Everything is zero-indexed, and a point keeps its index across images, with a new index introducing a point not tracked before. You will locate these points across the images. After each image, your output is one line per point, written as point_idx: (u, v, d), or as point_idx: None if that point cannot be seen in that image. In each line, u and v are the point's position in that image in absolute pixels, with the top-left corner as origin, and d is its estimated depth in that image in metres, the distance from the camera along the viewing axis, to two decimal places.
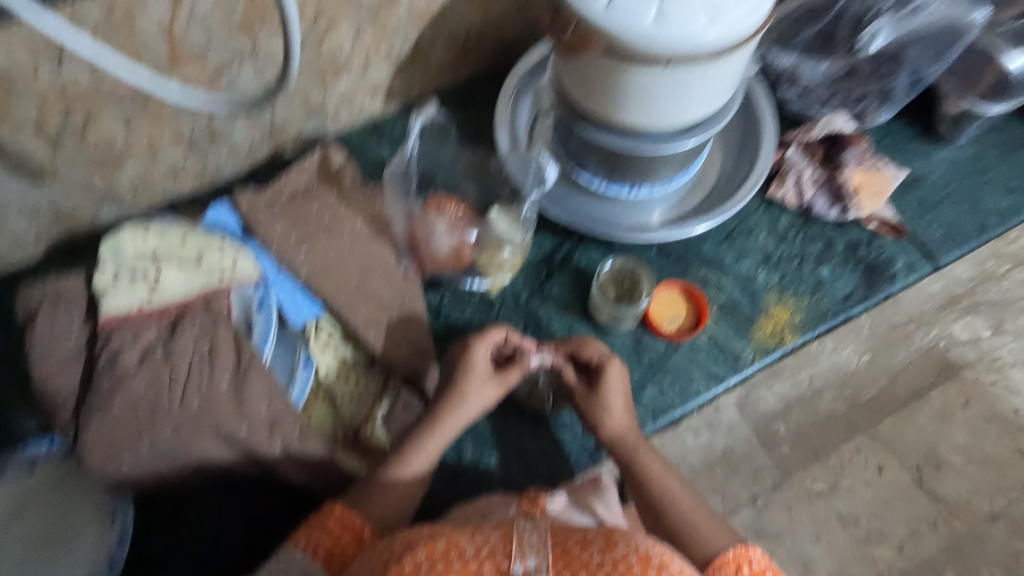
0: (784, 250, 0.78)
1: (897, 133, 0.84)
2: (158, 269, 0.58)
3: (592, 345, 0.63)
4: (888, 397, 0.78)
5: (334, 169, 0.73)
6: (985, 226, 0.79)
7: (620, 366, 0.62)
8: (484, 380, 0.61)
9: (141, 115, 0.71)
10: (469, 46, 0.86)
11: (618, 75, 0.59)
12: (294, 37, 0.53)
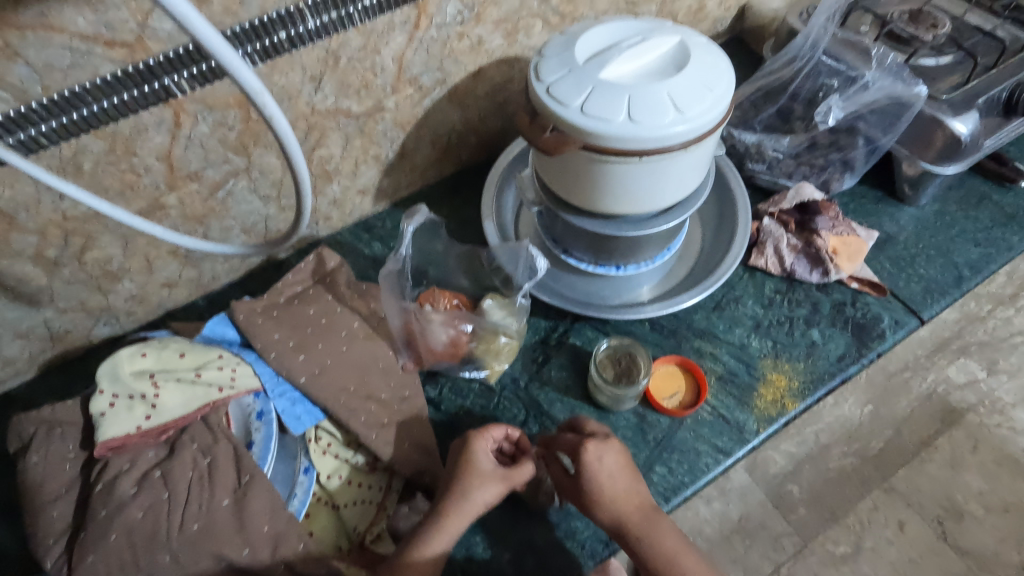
0: (773, 316, 0.80)
1: (863, 196, 0.89)
2: (156, 388, 0.57)
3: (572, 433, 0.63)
4: (894, 449, 0.82)
5: (329, 271, 0.75)
6: (962, 278, 0.82)
7: (607, 449, 0.61)
8: (487, 475, 0.60)
9: (139, 235, 0.73)
10: (452, 145, 0.91)
11: (598, 170, 0.63)
12: (305, 187, 0.59)
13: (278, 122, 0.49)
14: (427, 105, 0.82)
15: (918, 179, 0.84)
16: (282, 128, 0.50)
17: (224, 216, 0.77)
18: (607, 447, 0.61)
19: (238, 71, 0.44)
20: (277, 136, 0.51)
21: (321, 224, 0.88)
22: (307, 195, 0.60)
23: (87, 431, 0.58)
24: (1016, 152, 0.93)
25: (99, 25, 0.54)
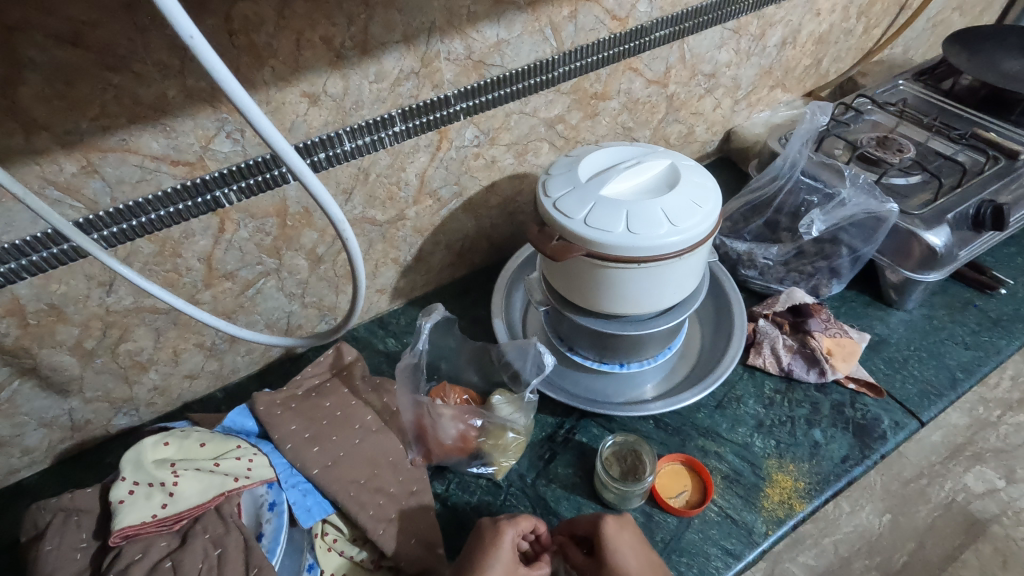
0: (774, 415, 0.81)
1: (852, 300, 0.94)
2: (175, 476, 0.58)
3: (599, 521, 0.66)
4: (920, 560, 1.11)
5: (346, 364, 0.79)
6: (956, 379, 0.84)
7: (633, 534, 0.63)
8: (510, 557, 0.60)
9: (172, 329, 0.78)
10: (465, 249, 0.98)
11: (600, 274, 0.69)
12: (359, 284, 0.65)
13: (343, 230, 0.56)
14: (445, 214, 0.91)
15: (902, 285, 0.90)
16: (350, 239, 0.58)
17: (252, 312, 0.83)
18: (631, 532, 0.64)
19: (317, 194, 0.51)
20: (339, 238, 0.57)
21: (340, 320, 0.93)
22: (358, 288, 0.66)
23: (102, 520, 0.59)
24: (993, 261, 1.00)
25: (168, 148, 0.63)
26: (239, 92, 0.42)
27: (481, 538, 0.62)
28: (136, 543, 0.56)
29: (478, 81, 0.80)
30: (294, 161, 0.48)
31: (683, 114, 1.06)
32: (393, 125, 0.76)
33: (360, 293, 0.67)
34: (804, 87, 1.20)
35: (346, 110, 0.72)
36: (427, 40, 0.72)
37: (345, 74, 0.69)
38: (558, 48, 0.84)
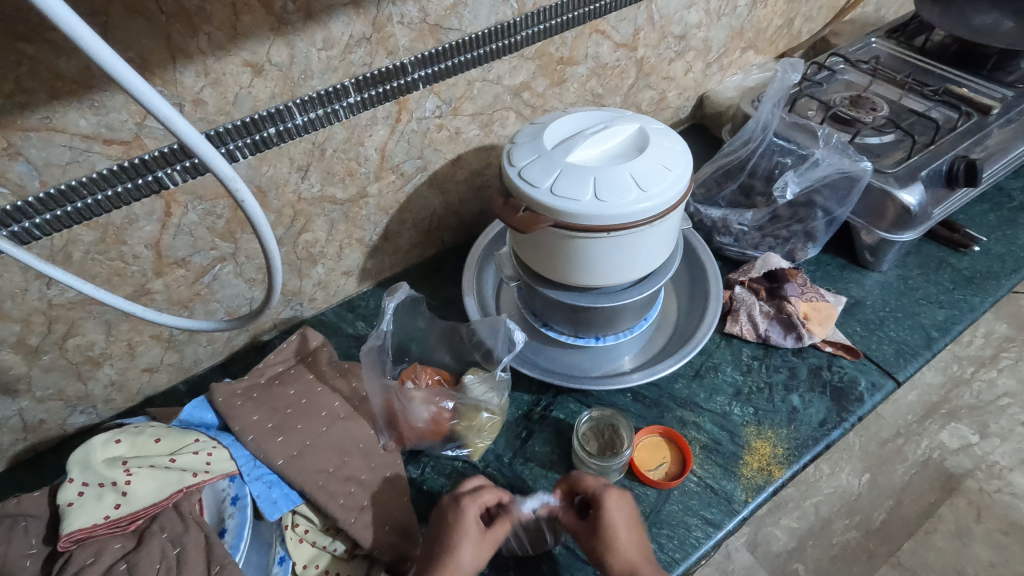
0: (752, 382, 0.81)
1: (828, 263, 0.93)
2: (128, 475, 0.55)
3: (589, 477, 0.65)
4: (901, 511, 1.26)
5: (311, 349, 0.76)
6: (931, 338, 0.83)
7: (618, 494, 0.63)
8: (474, 539, 0.60)
9: (124, 321, 0.74)
10: (434, 227, 0.95)
11: (569, 247, 0.66)
12: (276, 272, 0.59)
13: (250, 207, 0.50)
14: (410, 190, 0.87)
15: (877, 246, 0.89)
16: (254, 210, 0.51)
17: (209, 300, 0.79)
18: (621, 498, 0.63)
19: (216, 165, 0.45)
20: (252, 223, 0.52)
21: (306, 304, 0.90)
22: (278, 277, 0.60)
23: (51, 525, 0.55)
24: (967, 218, 0.99)
25: (99, 126, 0.59)
26: (117, 64, 0.37)
27: (444, 525, 0.61)
28: (87, 547, 0.53)
29: (436, 48, 0.76)
30: (197, 146, 0.44)
31: (653, 79, 1.02)
32: (347, 96, 0.72)
33: (280, 284, 0.61)
34: (776, 49, 1.17)
35: (293, 81, 0.67)
36: (377, 2, 0.68)
37: (289, 42, 0.65)
38: (519, 10, 0.80)
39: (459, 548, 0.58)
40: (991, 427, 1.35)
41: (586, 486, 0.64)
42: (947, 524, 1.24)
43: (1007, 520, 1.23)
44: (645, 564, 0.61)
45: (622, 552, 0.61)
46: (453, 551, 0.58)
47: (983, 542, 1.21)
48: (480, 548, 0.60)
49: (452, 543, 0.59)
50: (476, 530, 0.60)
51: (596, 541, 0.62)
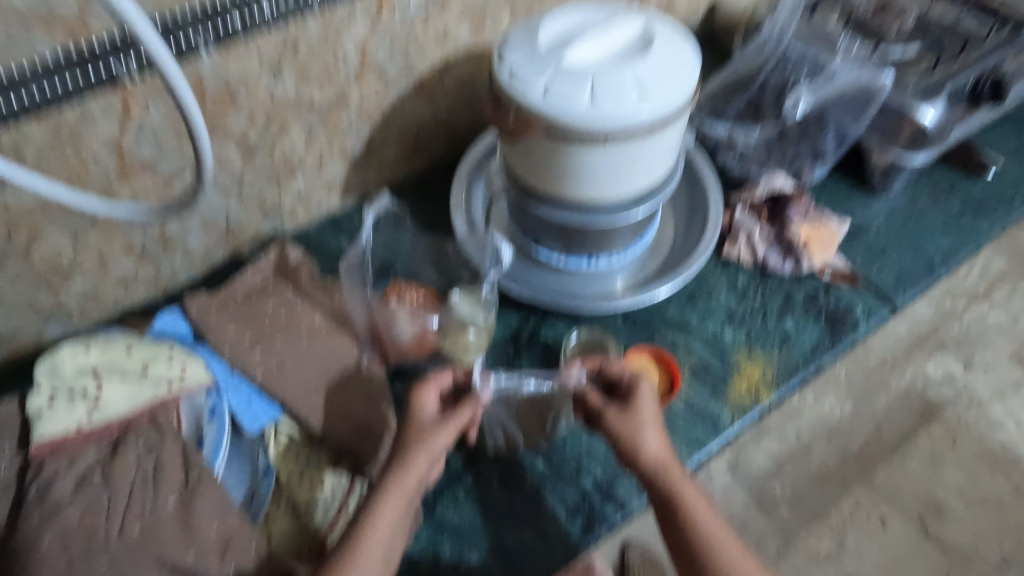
0: (746, 306, 0.79)
1: (835, 187, 0.89)
2: (99, 384, 0.54)
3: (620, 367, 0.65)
4: (882, 443, 1.17)
5: (291, 266, 0.72)
6: (933, 266, 0.81)
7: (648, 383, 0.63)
8: (432, 428, 0.56)
9: (90, 229, 0.70)
10: (421, 140, 0.89)
11: (563, 157, 0.62)
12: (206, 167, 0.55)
13: (171, 74, 0.46)
14: (394, 97, 0.81)
15: (889, 169, 0.85)
16: (177, 79, 0.47)
17: (181, 210, 0.75)
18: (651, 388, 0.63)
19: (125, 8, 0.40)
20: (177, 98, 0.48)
21: (287, 220, 0.86)
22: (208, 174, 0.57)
23: (24, 433, 0.54)
24: (984, 141, 0.94)
25: (37, 5, 0.53)
26: None
27: (402, 422, 0.57)
28: (61, 454, 0.52)
29: None
30: None
31: None
32: None
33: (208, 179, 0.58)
34: None
35: None
36: None
37: None
38: None
39: (418, 442, 0.54)
40: (976, 359, 1.24)
41: (621, 372, 0.64)
42: (922, 450, 1.18)
43: (981, 447, 1.20)
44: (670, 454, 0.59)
45: (651, 437, 0.59)
46: (414, 447, 0.54)
47: (956, 468, 1.18)
48: (440, 432, 0.56)
49: (414, 438, 0.55)
50: (436, 419, 0.56)
51: (625, 424, 0.60)
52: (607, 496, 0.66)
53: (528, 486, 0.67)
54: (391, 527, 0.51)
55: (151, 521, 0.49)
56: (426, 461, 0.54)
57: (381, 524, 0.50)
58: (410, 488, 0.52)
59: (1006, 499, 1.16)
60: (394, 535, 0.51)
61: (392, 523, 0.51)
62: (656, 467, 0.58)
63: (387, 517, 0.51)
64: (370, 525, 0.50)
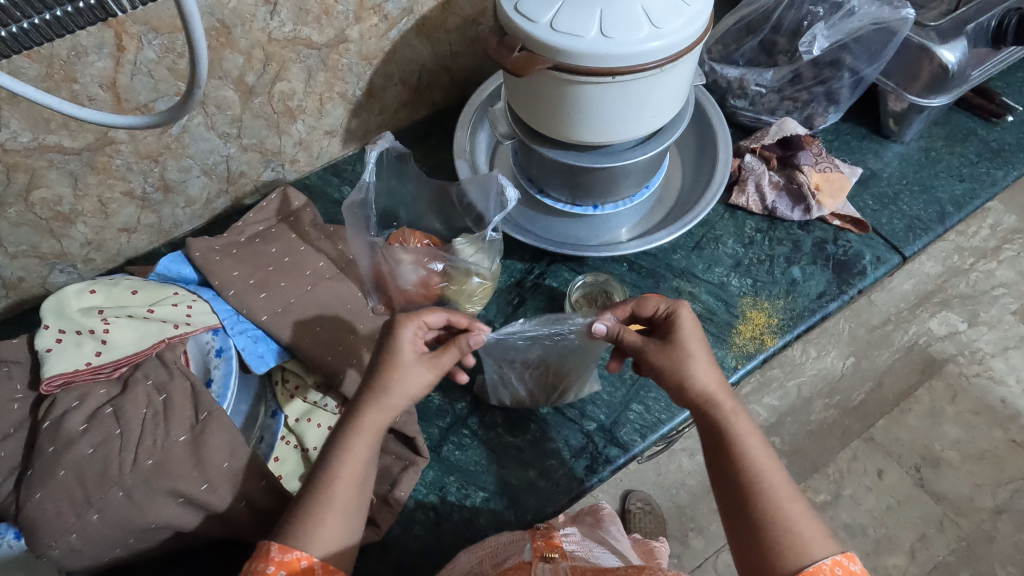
0: (753, 255, 0.78)
1: (847, 133, 0.87)
2: (106, 324, 0.54)
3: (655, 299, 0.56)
4: (879, 398, 1.20)
5: (294, 209, 0.72)
6: (945, 213, 0.79)
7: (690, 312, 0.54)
8: (407, 365, 0.51)
9: (90, 173, 0.69)
10: (423, 84, 0.87)
11: (570, 96, 0.60)
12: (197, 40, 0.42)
13: None
14: (395, 37, 0.78)
15: (904, 114, 0.82)
16: None
17: (181, 155, 0.74)
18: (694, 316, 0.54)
19: None
20: None
21: (288, 167, 0.85)
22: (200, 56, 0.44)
23: (34, 371, 0.55)
24: (1003, 86, 0.91)
25: None
26: None
27: (374, 356, 0.51)
28: (71, 391, 0.52)
29: None
30: None
31: None
32: None
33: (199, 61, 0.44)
34: None
35: None
36: None
37: None
38: None
39: (388, 381, 0.50)
40: (980, 316, 1.25)
41: (655, 305, 0.55)
42: (922, 405, 1.21)
43: (980, 402, 1.21)
44: (725, 390, 0.52)
45: (697, 372, 0.51)
46: (386, 387, 0.50)
47: (954, 422, 1.20)
48: (412, 370, 0.51)
49: (382, 373, 0.50)
50: (416, 356, 0.51)
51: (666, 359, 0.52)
52: (610, 439, 0.67)
53: (531, 429, 0.68)
54: (361, 466, 0.49)
55: (163, 454, 0.50)
56: (399, 401, 0.50)
57: (349, 464, 0.48)
58: (379, 428, 0.50)
59: (1003, 452, 1.17)
60: (363, 473, 0.49)
61: (363, 462, 0.49)
62: (703, 402, 0.51)
63: (356, 457, 0.48)
64: (339, 466, 0.48)
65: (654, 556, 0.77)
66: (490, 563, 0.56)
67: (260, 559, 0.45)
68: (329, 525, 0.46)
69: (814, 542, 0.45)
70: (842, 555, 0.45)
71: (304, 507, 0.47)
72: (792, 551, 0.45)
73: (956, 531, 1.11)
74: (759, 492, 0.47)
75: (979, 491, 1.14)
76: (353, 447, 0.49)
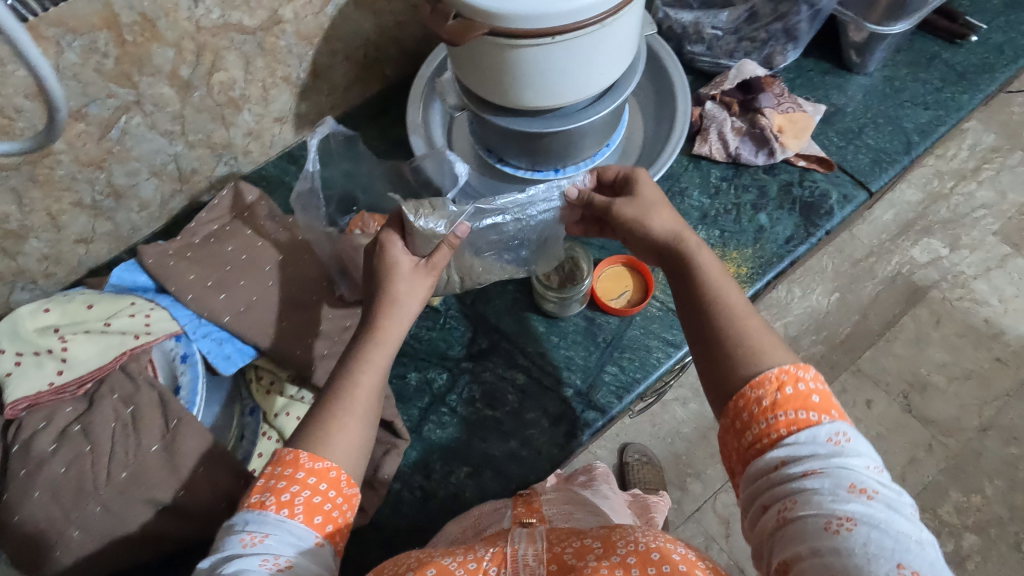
0: (719, 205, 0.77)
1: (810, 69, 0.85)
2: (63, 342, 0.53)
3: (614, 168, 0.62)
4: (864, 329, 1.22)
5: (247, 204, 0.70)
6: (911, 144, 0.78)
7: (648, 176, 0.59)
8: (407, 276, 0.54)
9: (33, 186, 0.67)
10: (371, 59, 0.84)
11: (512, 62, 0.58)
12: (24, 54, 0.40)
13: None
14: (332, 13, 0.75)
15: (865, 45, 0.80)
16: None
17: (126, 158, 0.72)
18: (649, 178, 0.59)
19: None
20: None
21: (242, 159, 0.83)
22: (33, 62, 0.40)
23: None
24: (967, 4, 0.88)
25: None
26: None
27: (376, 273, 0.54)
28: (38, 412, 0.52)
29: None
30: None
31: None
32: None
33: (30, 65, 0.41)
34: None
35: None
36: None
37: None
38: None
39: (401, 294, 0.53)
40: (962, 240, 1.27)
41: (615, 172, 0.61)
42: (906, 332, 1.22)
43: (964, 324, 1.22)
44: (684, 228, 0.55)
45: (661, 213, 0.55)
46: (396, 297, 0.53)
47: (939, 345, 1.21)
48: (423, 283, 0.54)
49: (396, 296, 0.53)
50: (409, 265, 0.55)
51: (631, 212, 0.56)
52: (588, 403, 0.68)
53: (509, 401, 0.69)
54: (379, 376, 0.51)
55: (136, 465, 0.51)
56: (410, 312, 0.53)
57: (370, 372, 0.50)
58: (395, 339, 0.52)
59: (988, 371, 1.18)
60: (380, 384, 0.51)
61: (380, 368, 0.51)
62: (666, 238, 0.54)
63: (373, 367, 0.50)
64: (359, 374, 0.50)
65: (649, 510, 0.78)
66: (472, 533, 0.58)
67: (281, 467, 0.45)
68: (345, 435, 0.47)
69: (767, 353, 0.46)
70: (793, 364, 0.45)
71: (323, 428, 0.47)
72: (746, 359, 0.46)
73: (944, 452, 1.13)
74: (716, 307, 0.49)
75: (965, 411, 1.16)
76: (372, 356, 0.51)
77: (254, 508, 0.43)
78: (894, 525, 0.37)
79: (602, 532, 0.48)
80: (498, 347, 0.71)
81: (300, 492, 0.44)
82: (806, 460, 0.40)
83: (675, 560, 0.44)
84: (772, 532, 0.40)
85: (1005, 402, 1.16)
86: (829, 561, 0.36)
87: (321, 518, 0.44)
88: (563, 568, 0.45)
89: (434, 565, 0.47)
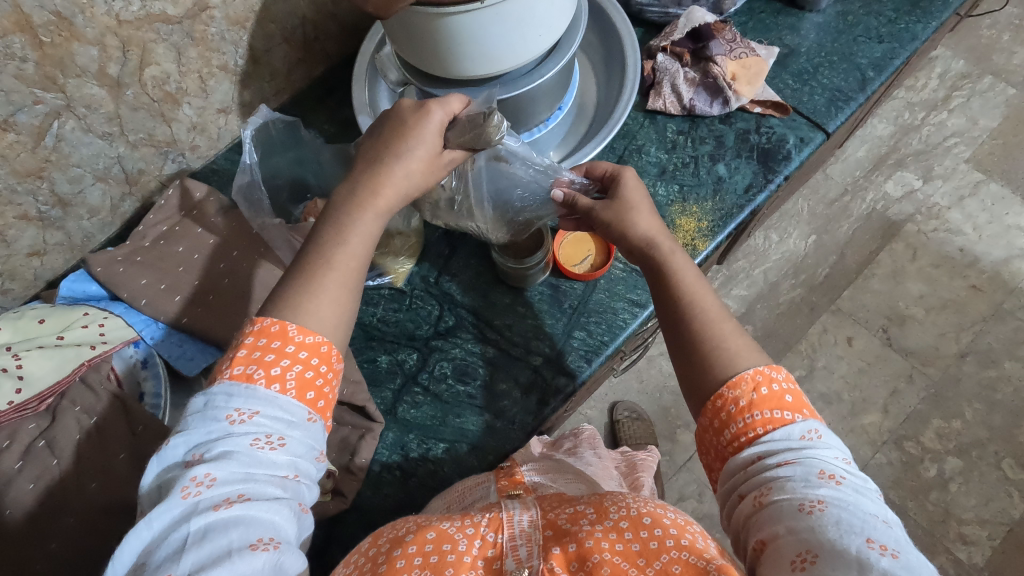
0: (677, 159, 0.76)
1: (761, 11, 0.82)
2: (17, 359, 0.52)
3: (603, 163, 0.61)
4: (842, 266, 1.23)
5: (196, 201, 0.68)
6: (866, 80, 0.77)
7: (633, 175, 0.58)
8: (431, 153, 0.53)
9: None
10: (310, 38, 0.81)
11: (445, 32, 0.55)
12: None
13: None
14: None
15: None
16: None
17: (67, 165, 0.69)
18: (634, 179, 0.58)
19: None
20: None
21: (190, 154, 0.80)
22: None
23: None
24: None
25: None
26: None
27: (389, 141, 0.52)
28: None
29: None
30: None
31: None
32: None
33: None
34: None
35: None
36: None
37: None
38: None
39: (416, 175, 0.52)
40: (934, 170, 1.27)
41: (603, 169, 0.60)
42: (883, 268, 1.23)
43: (939, 254, 1.23)
44: (665, 231, 0.54)
45: (642, 216, 0.55)
46: (409, 175, 0.52)
47: (916, 278, 1.22)
48: (435, 168, 0.54)
49: (410, 175, 0.52)
50: (434, 140, 0.53)
51: (613, 214, 0.55)
52: (558, 369, 0.68)
53: (480, 374, 0.69)
54: (368, 245, 0.50)
55: (107, 475, 0.52)
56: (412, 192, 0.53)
57: (360, 240, 0.49)
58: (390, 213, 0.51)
59: (964, 298, 1.20)
60: (368, 252, 0.50)
61: (369, 237, 0.50)
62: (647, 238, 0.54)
63: (364, 233, 0.49)
64: (350, 239, 0.49)
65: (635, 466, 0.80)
66: (457, 506, 0.58)
67: (266, 339, 0.43)
68: (331, 296, 0.46)
69: (741, 353, 0.47)
70: (766, 366, 0.46)
71: (301, 301, 0.45)
72: (722, 363, 0.47)
73: (924, 381, 1.16)
74: (693, 309, 0.50)
75: (943, 339, 1.18)
76: (363, 228, 0.49)
77: (235, 379, 0.42)
78: (861, 507, 0.38)
79: (594, 497, 0.49)
80: (466, 322, 0.71)
81: (292, 367, 0.43)
82: (779, 453, 0.42)
83: (666, 523, 0.44)
84: (747, 518, 0.41)
85: (981, 328, 1.18)
86: (805, 537, 0.37)
87: (313, 393, 0.44)
88: (559, 533, 0.46)
89: (434, 529, 0.46)
